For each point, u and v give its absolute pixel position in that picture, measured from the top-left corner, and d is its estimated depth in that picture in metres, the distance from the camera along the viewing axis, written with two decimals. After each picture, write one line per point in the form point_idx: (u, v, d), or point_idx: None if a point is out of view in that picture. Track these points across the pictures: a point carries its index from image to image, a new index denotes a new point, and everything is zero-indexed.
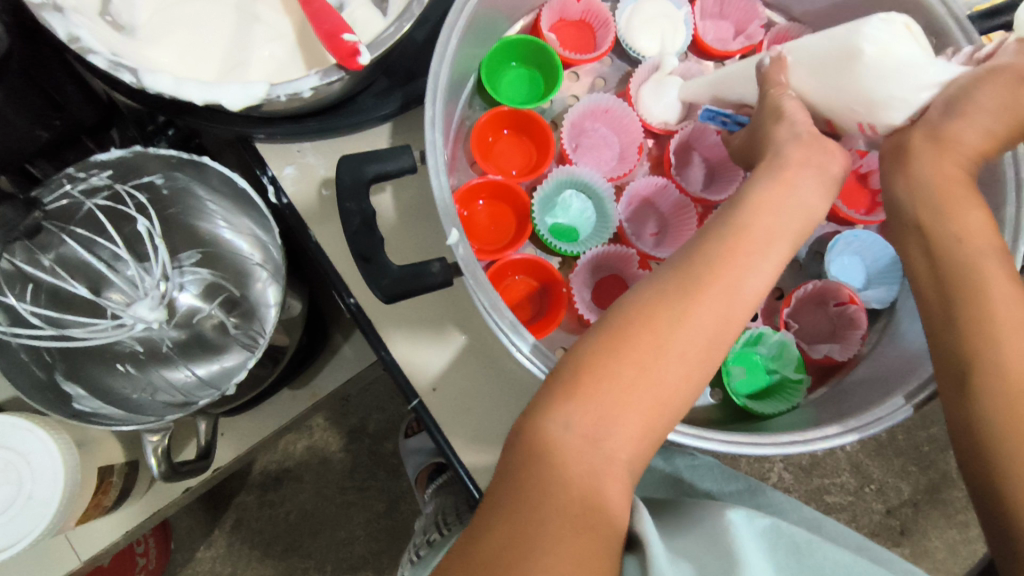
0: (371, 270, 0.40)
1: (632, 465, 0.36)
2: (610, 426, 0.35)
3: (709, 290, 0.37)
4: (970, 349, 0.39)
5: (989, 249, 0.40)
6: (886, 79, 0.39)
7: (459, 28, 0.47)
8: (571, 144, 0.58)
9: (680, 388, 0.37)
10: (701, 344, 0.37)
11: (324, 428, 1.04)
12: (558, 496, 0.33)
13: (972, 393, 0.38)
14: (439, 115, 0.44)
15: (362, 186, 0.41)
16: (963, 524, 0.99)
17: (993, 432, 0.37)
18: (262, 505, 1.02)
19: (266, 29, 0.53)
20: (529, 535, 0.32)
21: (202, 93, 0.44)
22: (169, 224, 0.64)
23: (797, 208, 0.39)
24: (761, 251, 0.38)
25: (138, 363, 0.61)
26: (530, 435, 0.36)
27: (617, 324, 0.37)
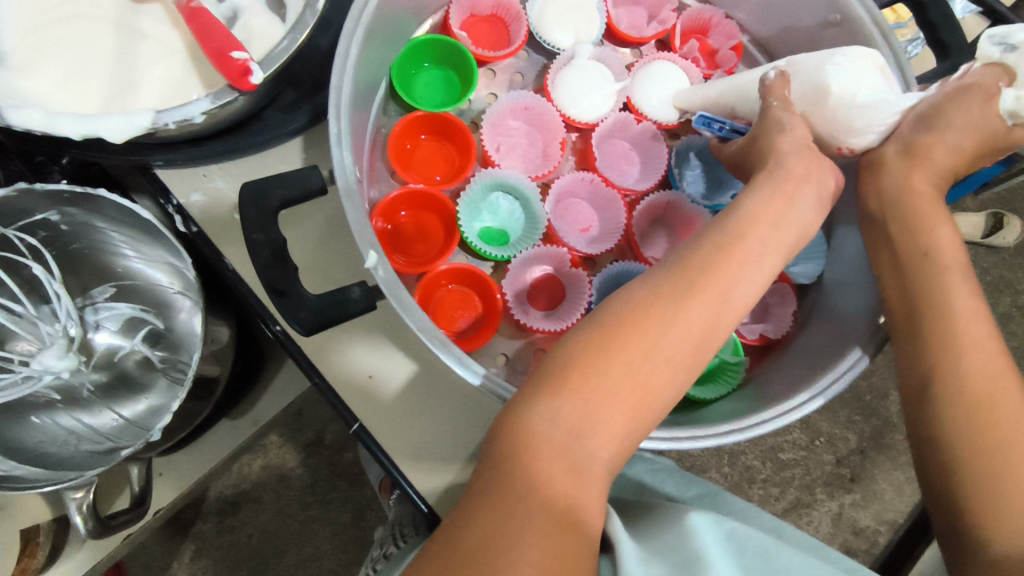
0: (287, 303, 0.38)
1: (613, 463, 0.36)
2: (597, 422, 0.36)
3: (701, 294, 0.39)
4: (930, 351, 0.42)
5: (920, 261, 0.44)
6: (855, 112, 0.45)
7: (359, 37, 0.44)
8: (493, 145, 0.56)
9: (664, 390, 0.38)
10: (687, 346, 0.38)
11: (279, 444, 1.01)
12: (540, 492, 0.33)
13: (933, 397, 0.42)
14: (346, 132, 0.42)
15: (269, 215, 0.39)
16: (907, 466, 1.03)
17: (946, 431, 0.41)
18: (221, 531, 0.98)
19: (155, 47, 0.49)
20: (510, 531, 0.32)
21: (79, 126, 0.40)
22: (73, 261, 0.59)
23: (794, 219, 0.42)
24: (749, 257, 0.40)
25: (56, 412, 0.57)
26: (514, 424, 0.36)
27: (610, 321, 0.38)
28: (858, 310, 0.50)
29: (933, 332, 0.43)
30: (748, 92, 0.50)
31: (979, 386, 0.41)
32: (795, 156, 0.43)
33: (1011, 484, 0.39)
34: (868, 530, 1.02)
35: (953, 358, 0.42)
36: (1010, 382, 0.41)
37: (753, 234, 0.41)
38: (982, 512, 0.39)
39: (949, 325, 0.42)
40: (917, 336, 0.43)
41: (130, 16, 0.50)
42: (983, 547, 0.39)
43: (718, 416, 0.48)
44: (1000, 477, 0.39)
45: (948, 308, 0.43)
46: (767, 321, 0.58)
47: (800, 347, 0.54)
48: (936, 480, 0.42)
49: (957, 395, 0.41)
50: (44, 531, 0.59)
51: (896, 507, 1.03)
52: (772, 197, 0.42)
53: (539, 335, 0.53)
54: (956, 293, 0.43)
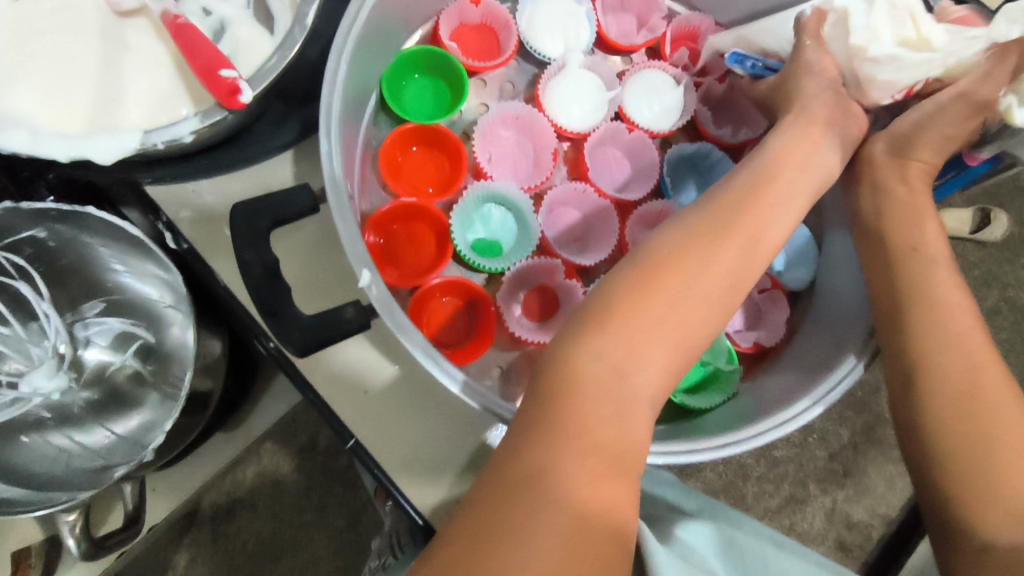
0: (281, 324, 0.37)
1: (655, 399, 0.37)
2: (641, 360, 0.37)
3: (736, 234, 0.41)
4: (914, 342, 0.43)
5: (914, 264, 0.45)
6: (866, 61, 0.49)
7: (349, 51, 0.44)
8: (485, 155, 0.56)
9: (705, 328, 0.39)
10: (723, 287, 0.40)
11: (272, 451, 0.98)
12: (590, 422, 0.34)
13: (918, 388, 0.42)
14: (336, 147, 0.42)
15: (260, 235, 0.38)
16: (898, 459, 1.04)
17: (931, 421, 0.41)
18: (216, 537, 0.98)
19: (141, 60, 0.49)
20: (560, 456, 0.33)
21: (65, 147, 0.40)
22: (61, 276, 0.58)
23: (817, 164, 0.46)
24: (775, 202, 0.43)
25: (46, 430, 0.57)
26: (560, 364, 0.36)
27: (650, 263, 0.40)
28: (849, 317, 0.51)
29: (918, 327, 0.43)
30: (780, 32, 0.54)
31: (966, 383, 0.41)
32: (818, 101, 0.49)
33: (998, 474, 0.39)
34: (860, 524, 1.03)
35: (935, 350, 0.43)
36: (992, 375, 0.42)
37: (777, 181, 0.44)
38: (970, 501, 0.39)
39: (935, 321, 0.43)
40: (901, 329, 0.44)
41: (113, 28, 0.49)
42: (969, 538, 0.38)
43: (713, 426, 0.48)
44: (986, 464, 0.39)
45: (932, 304, 0.44)
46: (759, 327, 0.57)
47: (794, 355, 0.54)
48: (925, 474, 0.41)
49: (942, 385, 0.42)
50: (36, 552, 0.58)
51: (888, 500, 1.03)
52: (796, 143, 0.47)
53: (531, 347, 0.52)
54: (936, 289, 0.44)
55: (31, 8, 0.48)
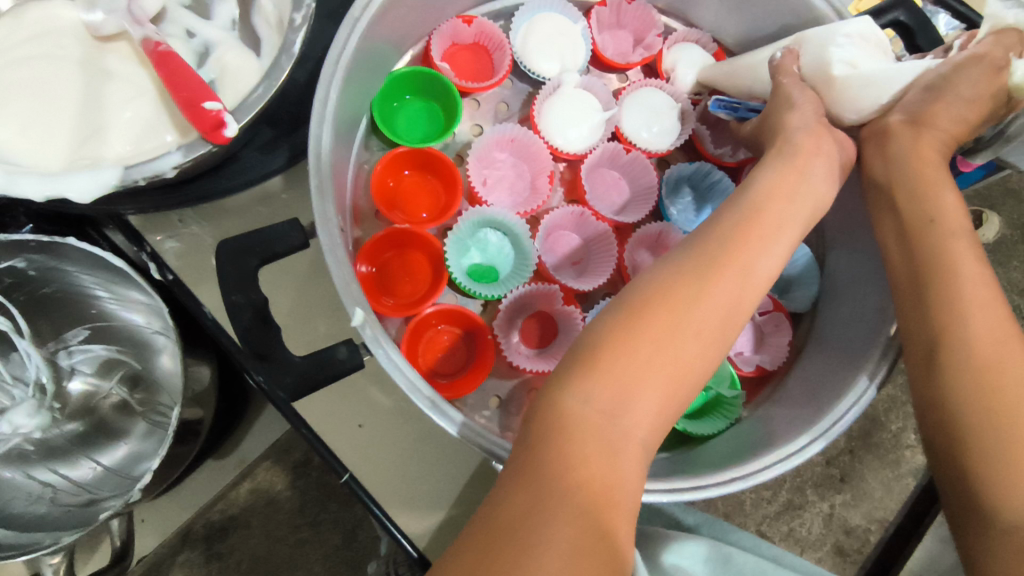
0: (271, 369, 0.36)
1: (647, 443, 0.36)
2: (630, 400, 0.35)
3: (727, 268, 0.39)
4: (935, 319, 0.41)
5: (917, 274, 0.43)
6: (851, 86, 0.47)
7: (338, 80, 0.42)
8: (480, 179, 0.55)
9: (696, 366, 0.38)
10: (715, 322, 0.38)
11: (267, 469, 0.95)
12: (577, 471, 0.33)
13: (939, 368, 0.40)
14: (327, 181, 0.40)
15: (249, 276, 0.37)
16: (896, 464, 1.03)
17: (952, 402, 0.40)
18: (208, 559, 0.95)
19: (124, 88, 0.47)
20: (545, 507, 0.31)
21: (43, 186, 0.39)
22: (44, 305, 0.56)
23: (807, 192, 0.43)
24: (768, 231, 0.41)
25: (29, 464, 0.55)
26: (546, 408, 0.35)
27: (636, 301, 0.38)
28: (851, 340, 0.50)
29: (943, 310, 0.41)
30: (758, 71, 0.52)
31: (986, 367, 0.39)
32: (803, 133, 0.46)
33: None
34: (858, 529, 1.02)
35: (959, 327, 0.40)
36: (1016, 350, 0.40)
37: (768, 210, 0.42)
38: (996, 484, 0.38)
39: (958, 306, 0.41)
40: (921, 305, 0.42)
41: (94, 55, 0.48)
42: (991, 519, 0.38)
43: (712, 461, 0.46)
44: (1011, 449, 0.38)
45: (951, 275, 0.42)
46: (761, 351, 0.57)
47: (799, 380, 0.53)
48: (946, 457, 0.40)
49: (965, 365, 0.40)
50: None
51: (886, 505, 1.02)
52: (785, 172, 0.44)
53: (530, 375, 0.51)
54: (959, 258, 0.42)
55: (8, 33, 0.46)
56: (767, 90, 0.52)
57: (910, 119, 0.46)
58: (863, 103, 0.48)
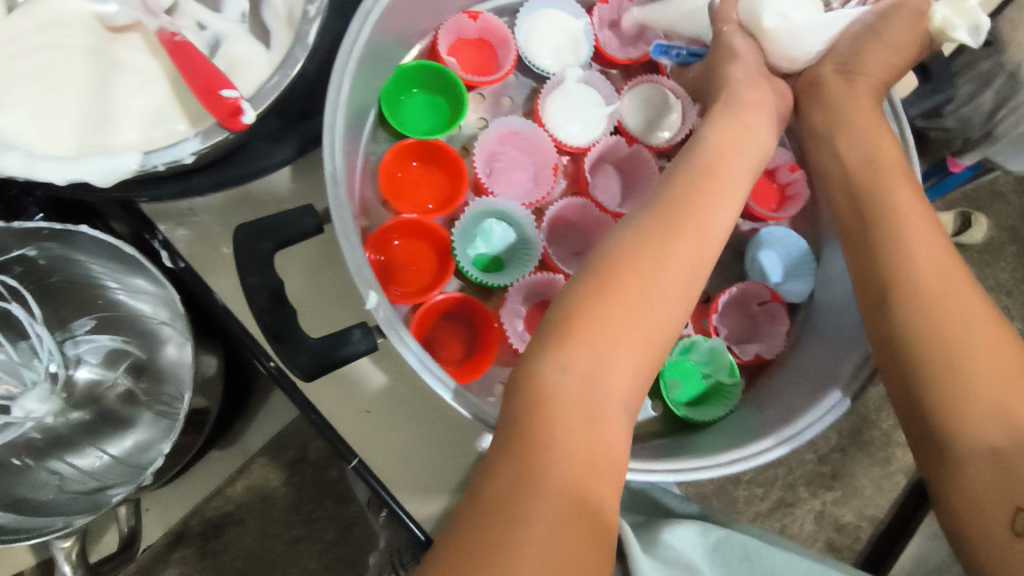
0: (286, 349, 0.37)
1: (627, 403, 0.38)
2: (606, 366, 0.38)
3: (685, 226, 0.43)
4: (881, 260, 0.44)
5: (880, 243, 0.44)
6: (786, 38, 0.53)
7: (351, 71, 0.43)
8: (485, 170, 0.56)
9: (666, 325, 0.41)
10: (678, 282, 0.41)
11: (262, 465, 0.96)
12: (564, 443, 0.35)
13: (901, 334, 0.41)
14: (341, 169, 0.41)
15: (264, 259, 0.38)
16: (886, 462, 1.05)
17: (920, 368, 0.40)
18: (204, 556, 0.95)
19: (135, 78, 0.48)
20: (532, 480, 0.33)
21: (62, 172, 0.38)
22: (52, 293, 0.57)
23: (754, 147, 0.48)
24: (721, 191, 0.45)
25: (36, 453, 0.56)
26: (526, 384, 0.37)
27: (602, 270, 0.40)
28: (846, 329, 0.51)
29: (901, 278, 0.42)
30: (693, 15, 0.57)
31: (945, 328, 0.40)
32: (745, 87, 0.51)
33: (977, 377, 0.39)
34: (849, 526, 1.03)
35: (916, 281, 0.42)
36: (959, 281, 0.42)
37: (720, 173, 0.46)
38: (949, 407, 0.39)
39: (914, 271, 0.42)
40: (871, 247, 0.45)
41: (106, 46, 0.48)
42: (948, 445, 0.39)
43: (711, 445, 0.48)
44: (960, 369, 0.39)
45: (907, 246, 0.43)
46: (760, 341, 0.58)
47: (797, 368, 0.54)
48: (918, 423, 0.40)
49: (913, 293, 0.42)
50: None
51: (876, 502, 1.04)
52: (733, 126, 0.49)
53: None
54: (912, 229, 0.44)
55: (19, 25, 0.47)
56: (710, 35, 0.56)
57: (840, 73, 0.51)
58: (798, 50, 0.53)
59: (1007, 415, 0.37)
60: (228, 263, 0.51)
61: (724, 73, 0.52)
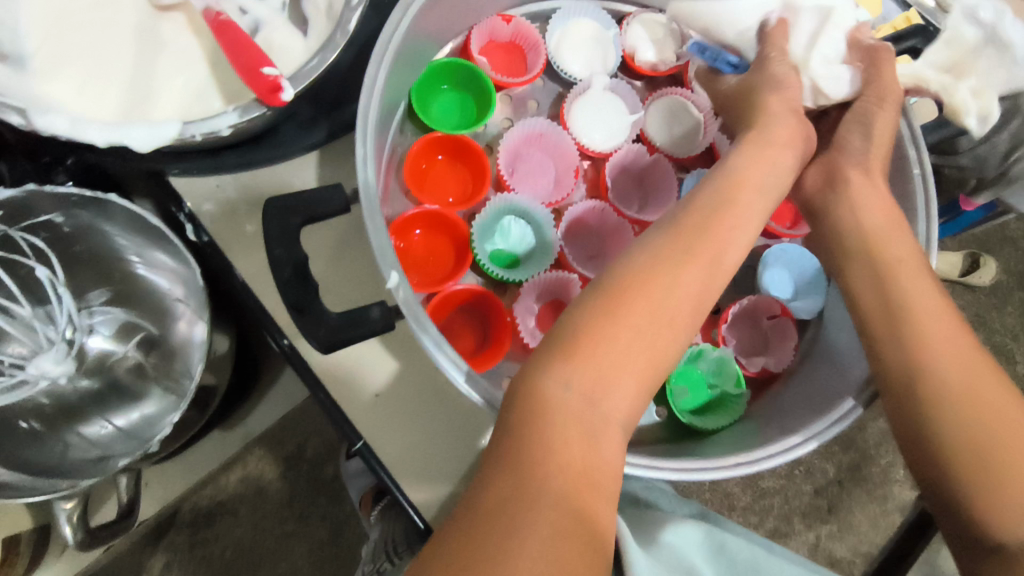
0: (306, 321, 0.38)
1: (624, 425, 0.37)
2: (608, 388, 0.36)
3: (700, 254, 0.40)
4: (904, 349, 0.42)
5: (895, 304, 0.43)
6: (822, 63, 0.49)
7: (387, 62, 0.44)
8: (508, 169, 0.57)
9: (671, 352, 0.39)
10: (689, 309, 0.39)
11: (259, 457, 0.97)
12: (559, 456, 0.34)
13: (929, 417, 0.40)
14: (371, 153, 0.42)
15: (291, 232, 0.39)
16: (883, 499, 1.04)
17: (950, 455, 0.38)
18: (193, 544, 0.96)
19: (176, 55, 0.50)
20: (529, 489, 0.32)
21: (105, 135, 0.39)
22: (73, 261, 0.57)
23: (776, 174, 0.45)
24: (741, 215, 0.42)
25: (45, 418, 0.56)
26: (527, 397, 0.35)
27: (613, 293, 0.38)
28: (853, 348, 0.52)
29: (918, 352, 0.41)
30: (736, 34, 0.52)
31: (970, 410, 0.39)
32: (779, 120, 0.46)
33: (1015, 485, 0.37)
34: (843, 561, 1.02)
35: (935, 357, 0.40)
36: (959, 334, 0.42)
37: (740, 198, 0.43)
38: (969, 476, 0.38)
39: (928, 348, 0.41)
40: (892, 341, 0.42)
41: (150, 22, 0.50)
42: (979, 535, 0.37)
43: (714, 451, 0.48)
44: (992, 466, 0.37)
45: (915, 317, 0.42)
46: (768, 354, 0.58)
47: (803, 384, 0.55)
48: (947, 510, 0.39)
49: (942, 394, 0.40)
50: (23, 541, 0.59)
51: (871, 539, 1.03)
52: (756, 158, 0.45)
53: None
54: (921, 300, 0.42)
55: None
56: (752, 56, 0.51)
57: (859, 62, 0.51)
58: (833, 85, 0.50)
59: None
60: (250, 242, 0.52)
61: (759, 101, 0.47)
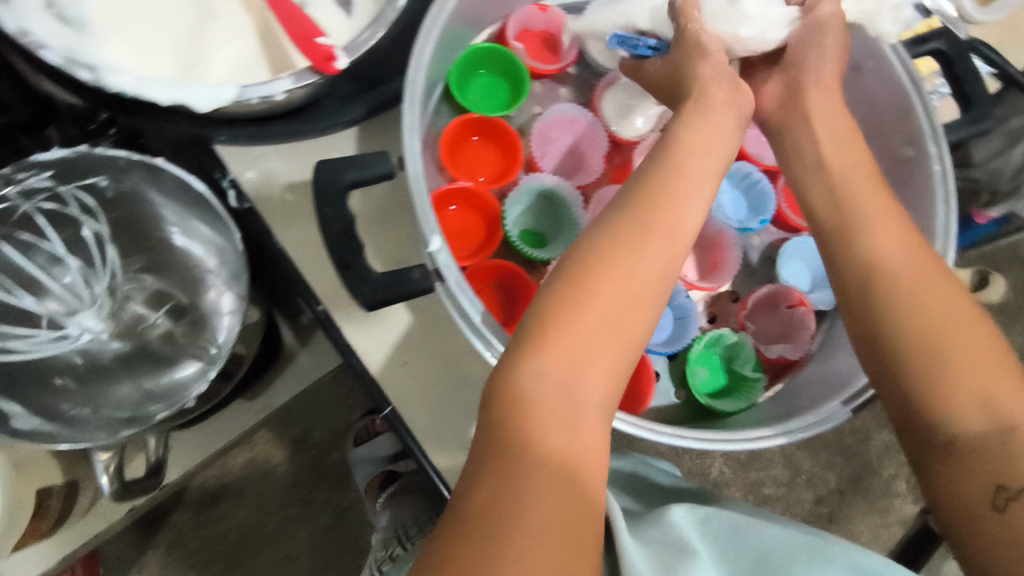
0: (351, 277, 0.40)
1: (605, 405, 0.37)
2: (581, 373, 0.36)
3: (655, 226, 0.40)
4: (858, 254, 0.44)
5: (856, 231, 0.45)
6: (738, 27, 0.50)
7: (433, 39, 0.46)
8: (539, 152, 0.60)
9: (641, 327, 0.38)
10: (655, 281, 0.39)
11: (266, 440, 0.99)
12: (539, 450, 0.34)
13: (893, 342, 0.41)
14: (418, 123, 0.43)
15: (339, 193, 0.41)
16: (883, 510, 1.05)
17: (913, 374, 0.40)
18: (197, 524, 0.97)
19: (228, 26, 0.52)
20: (514, 487, 0.33)
21: (168, 93, 0.41)
22: (117, 226, 0.58)
23: (724, 142, 0.44)
24: (693, 187, 0.42)
25: (78, 377, 0.55)
26: (503, 395, 0.36)
27: (573, 277, 0.38)
28: None
29: (877, 269, 0.43)
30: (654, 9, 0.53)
31: (931, 320, 0.40)
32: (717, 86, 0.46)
33: (979, 393, 0.38)
34: None
35: (896, 277, 0.42)
36: (925, 261, 0.43)
37: (691, 166, 0.42)
38: (927, 384, 0.39)
39: (881, 266, 0.43)
40: (845, 248, 0.45)
41: None
42: (933, 428, 0.38)
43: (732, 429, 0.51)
44: (942, 358, 0.39)
45: (874, 240, 0.44)
46: (786, 342, 0.59)
47: (818, 372, 0.56)
48: (913, 432, 0.39)
49: (894, 293, 0.42)
50: (56, 495, 0.58)
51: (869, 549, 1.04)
52: (702, 126, 0.44)
53: None
54: (879, 223, 0.44)
55: None
56: (671, 31, 0.52)
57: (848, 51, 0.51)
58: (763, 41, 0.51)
59: (988, 398, 0.38)
60: (289, 212, 0.53)
61: None
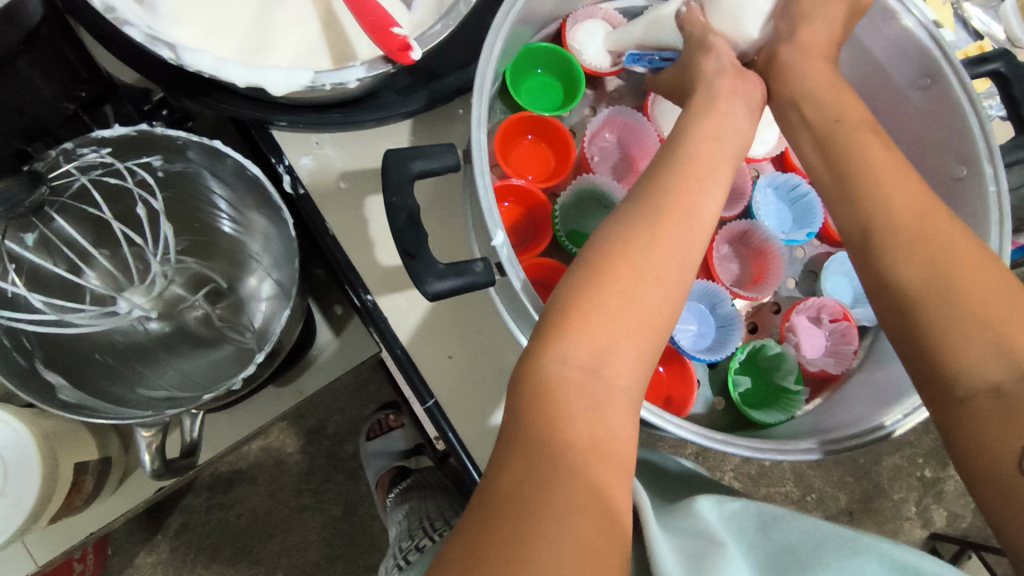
0: (416, 266, 0.40)
1: (631, 389, 0.36)
2: (605, 354, 0.36)
3: (671, 210, 0.40)
4: (864, 215, 0.43)
5: (870, 186, 0.43)
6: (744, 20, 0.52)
7: (503, 34, 0.47)
8: (591, 153, 0.60)
9: (662, 308, 0.38)
10: (674, 263, 0.39)
11: (281, 429, 0.98)
12: (566, 432, 0.33)
13: (910, 305, 0.39)
14: (485, 116, 0.44)
15: (407, 181, 0.41)
16: (892, 533, 1.05)
17: (931, 332, 0.38)
18: (210, 507, 0.97)
19: (294, 13, 0.52)
20: (543, 468, 0.32)
21: (245, 74, 0.42)
22: (168, 205, 0.59)
23: (731, 132, 0.46)
24: (707, 178, 0.43)
25: (117, 355, 0.54)
26: (528, 378, 0.35)
27: (594, 264, 0.38)
28: None
29: (883, 226, 0.42)
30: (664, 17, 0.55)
31: (946, 275, 0.38)
32: (722, 78, 0.49)
33: (1000, 343, 0.36)
34: None
35: (908, 234, 0.41)
36: (938, 217, 0.41)
37: (704, 157, 0.44)
38: (943, 340, 0.37)
39: (893, 223, 0.41)
40: (848, 205, 0.44)
41: None
42: (950, 387, 0.36)
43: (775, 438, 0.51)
44: (954, 312, 0.37)
45: (882, 198, 0.42)
46: (828, 356, 0.59)
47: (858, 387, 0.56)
48: (934, 394, 0.37)
49: (899, 251, 0.40)
50: (91, 470, 0.57)
51: None
52: (710, 117, 0.46)
53: None
54: (884, 179, 0.43)
55: None
56: (681, 42, 0.55)
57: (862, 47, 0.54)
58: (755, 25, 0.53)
59: (1005, 349, 0.35)
60: (342, 199, 0.54)
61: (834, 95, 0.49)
